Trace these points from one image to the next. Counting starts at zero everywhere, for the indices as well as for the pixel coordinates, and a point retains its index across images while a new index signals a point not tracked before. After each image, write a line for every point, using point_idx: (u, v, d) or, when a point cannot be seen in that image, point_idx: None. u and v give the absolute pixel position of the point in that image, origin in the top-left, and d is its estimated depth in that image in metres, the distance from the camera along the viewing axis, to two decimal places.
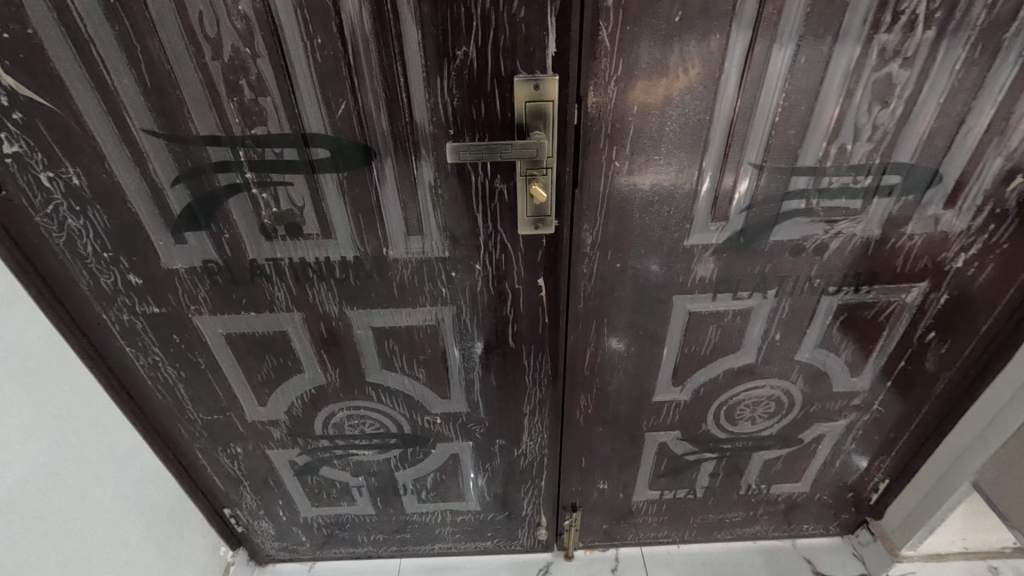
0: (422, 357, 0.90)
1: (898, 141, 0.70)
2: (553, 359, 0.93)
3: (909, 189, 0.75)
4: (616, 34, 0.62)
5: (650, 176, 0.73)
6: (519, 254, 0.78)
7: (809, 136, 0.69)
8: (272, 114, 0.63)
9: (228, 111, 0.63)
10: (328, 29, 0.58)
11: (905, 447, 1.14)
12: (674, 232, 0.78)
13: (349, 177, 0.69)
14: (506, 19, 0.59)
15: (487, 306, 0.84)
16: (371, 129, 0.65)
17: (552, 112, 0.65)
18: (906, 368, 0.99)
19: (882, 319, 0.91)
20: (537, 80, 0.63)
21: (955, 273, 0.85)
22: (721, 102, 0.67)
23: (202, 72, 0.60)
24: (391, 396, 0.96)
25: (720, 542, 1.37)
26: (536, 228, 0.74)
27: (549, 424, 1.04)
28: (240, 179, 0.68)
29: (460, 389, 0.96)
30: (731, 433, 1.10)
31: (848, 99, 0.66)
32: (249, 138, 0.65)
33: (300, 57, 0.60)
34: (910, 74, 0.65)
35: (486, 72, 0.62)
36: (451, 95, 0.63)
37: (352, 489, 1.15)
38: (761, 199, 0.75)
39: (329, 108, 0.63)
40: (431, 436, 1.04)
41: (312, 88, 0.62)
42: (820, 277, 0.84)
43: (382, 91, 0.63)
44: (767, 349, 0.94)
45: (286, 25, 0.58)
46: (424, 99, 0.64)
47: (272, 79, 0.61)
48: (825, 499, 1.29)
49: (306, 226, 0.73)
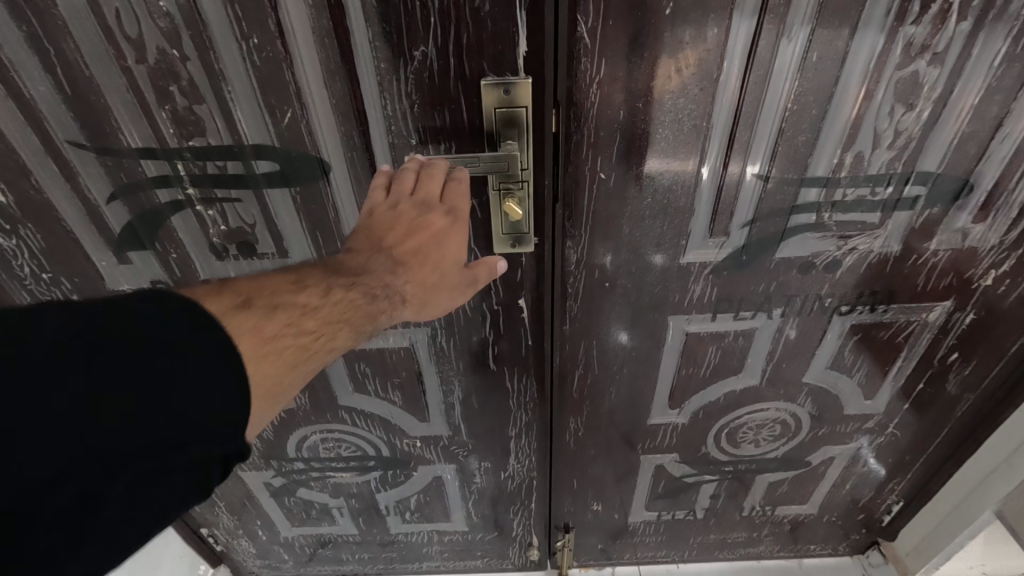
0: (396, 381, 0.85)
1: (924, 148, 0.62)
2: (539, 382, 0.86)
3: (935, 201, 0.66)
4: (598, 29, 0.54)
5: (640, 189, 0.65)
6: (497, 274, 0.71)
7: (821, 143, 0.61)
8: (210, 124, 0.56)
9: (161, 121, 0.56)
10: (265, 27, 0.51)
11: (922, 470, 1.06)
12: (668, 248, 0.70)
13: (302, 192, 0.61)
14: (468, 13, 0.51)
15: (463, 327, 0.78)
16: (323, 140, 0.58)
17: (527, 119, 0.57)
18: (926, 390, 0.91)
19: (899, 339, 0.83)
20: (508, 83, 0.55)
21: (983, 291, 0.77)
22: (721, 105, 0.59)
23: (127, 78, 0.53)
24: (366, 419, 0.91)
25: (722, 562, 1.30)
26: (513, 247, 0.67)
27: (537, 447, 0.97)
28: (182, 195, 0.62)
29: (440, 412, 0.90)
30: (733, 455, 1.02)
31: (867, 101, 0.58)
32: (187, 151, 0.58)
33: (235, 59, 0.53)
34: (940, 71, 0.56)
35: (450, 74, 0.55)
36: (410, 101, 0.56)
37: (332, 509, 1.10)
38: (766, 213, 0.67)
39: (273, 117, 0.56)
40: (412, 458, 0.98)
41: (252, 94, 0.55)
42: (831, 296, 0.76)
43: (333, 97, 0.55)
44: (773, 371, 0.87)
45: (216, 23, 0.51)
46: (380, 106, 0.56)
47: (205, 84, 0.54)
48: (834, 521, 1.22)
49: (259, 245, 0.66)
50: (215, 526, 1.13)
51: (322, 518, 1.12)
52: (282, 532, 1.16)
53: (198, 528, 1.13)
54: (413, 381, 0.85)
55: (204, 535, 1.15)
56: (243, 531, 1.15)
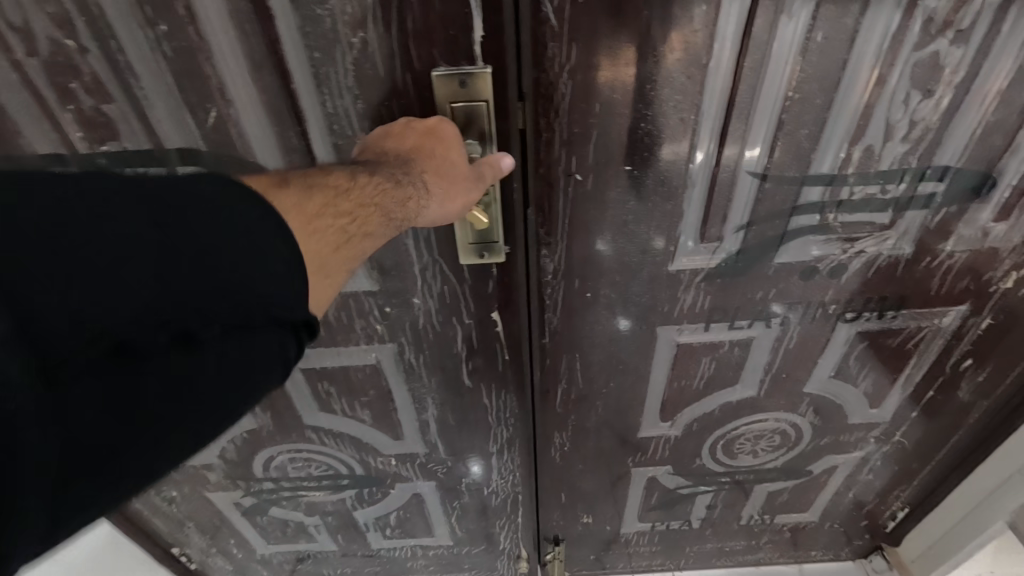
0: (363, 400, 0.79)
1: (943, 140, 0.54)
2: (520, 399, 0.80)
3: (953, 199, 0.59)
4: (566, 9, 0.47)
5: (622, 190, 0.58)
6: (466, 286, 0.64)
7: (827, 137, 0.54)
8: (122, 125, 0.50)
9: (66, 123, 0.49)
10: (174, 12, 0.45)
11: (929, 477, 1.01)
12: (656, 255, 0.63)
13: None
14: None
15: (433, 343, 0.71)
16: (257, 142, 0.51)
17: (489, 115, 0.50)
18: (935, 398, 0.85)
19: (909, 346, 0.76)
20: (463, 73, 0.48)
21: (1002, 295, 0.70)
22: (713, 94, 0.51)
23: (19, 74, 0.46)
24: (335, 438, 0.85)
25: (720, 569, 1.25)
26: (483, 257, 0.60)
27: (522, 463, 0.91)
28: None
29: (414, 429, 0.84)
30: (729, 466, 0.96)
31: (880, 88, 0.51)
32: (102, 157, 0.51)
33: (143, 50, 0.46)
34: (964, 52, 0.49)
35: (395, 64, 0.48)
36: (353, 96, 0.49)
37: (309, 527, 1.05)
38: (765, 215, 0.60)
39: (196, 116, 0.50)
40: (388, 476, 0.93)
41: (167, 90, 0.48)
42: (834, 303, 0.69)
43: (262, 91, 0.49)
44: (772, 381, 0.80)
45: (115, 9, 0.44)
46: (320, 102, 0.50)
47: (111, 79, 0.47)
48: (836, 527, 1.16)
49: None
50: (189, 544, 1.04)
51: (298, 535, 1.07)
52: (257, 549, 1.11)
53: (171, 547, 1.04)
54: (383, 400, 0.79)
55: (178, 553, 1.05)
56: (216, 549, 1.08)
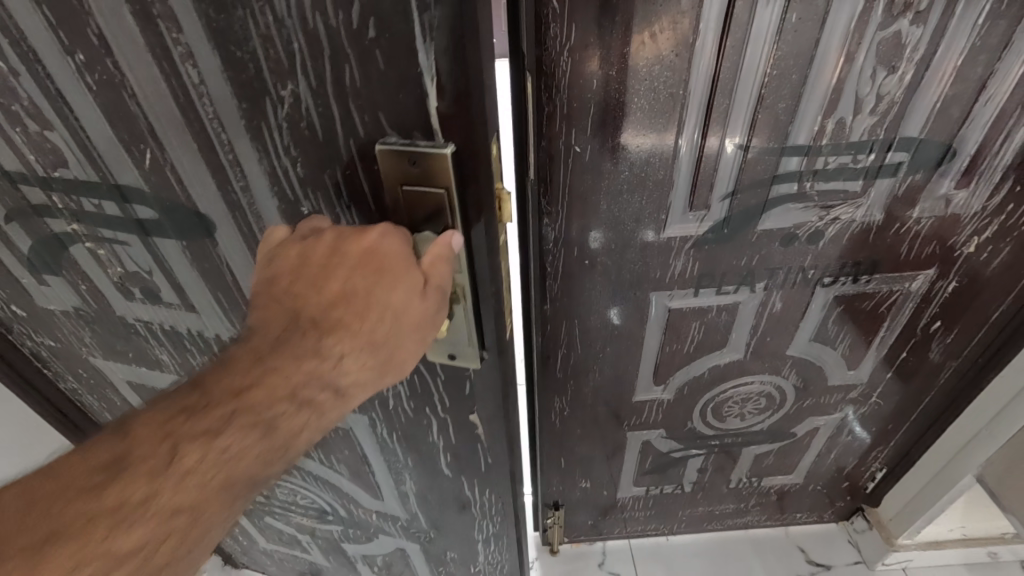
0: (339, 456, 0.81)
1: (907, 113, 0.60)
2: (508, 496, 0.76)
3: (919, 166, 0.65)
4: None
5: (618, 161, 0.63)
6: (439, 380, 0.60)
7: (803, 109, 0.59)
8: (67, 153, 0.46)
9: (19, 143, 0.47)
10: (87, 39, 0.38)
11: (904, 438, 1.08)
12: (648, 223, 0.68)
13: (191, 247, 0.53)
14: (350, 45, 0.36)
15: (405, 425, 0.68)
16: (200, 193, 0.47)
17: (452, 205, 0.42)
18: (908, 359, 0.91)
19: (883, 309, 0.82)
20: (416, 152, 0.40)
21: (966, 258, 0.76)
22: (700, 71, 0.56)
23: None
24: (315, 479, 0.90)
25: (710, 532, 1.33)
26: (449, 357, 0.55)
27: (508, 555, 0.91)
28: (70, 228, 0.54)
29: (395, 498, 0.85)
30: (718, 429, 1.03)
31: (850, 64, 0.56)
32: (59, 184, 0.49)
33: (68, 80, 0.41)
34: (923, 30, 0.54)
35: (333, 127, 0.40)
36: (289, 156, 0.43)
37: (303, 541, 1.10)
38: (748, 184, 0.65)
39: (133, 157, 0.45)
40: (370, 525, 0.96)
41: (101, 128, 0.43)
42: (814, 268, 0.75)
43: (195, 139, 0.43)
44: (757, 345, 0.86)
45: (35, 36, 0.39)
46: (258, 160, 0.43)
47: (46, 106, 0.43)
48: (819, 489, 1.23)
49: (163, 290, 0.60)
50: None
51: (294, 544, 1.12)
52: (260, 542, 1.16)
53: None
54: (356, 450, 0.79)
55: None
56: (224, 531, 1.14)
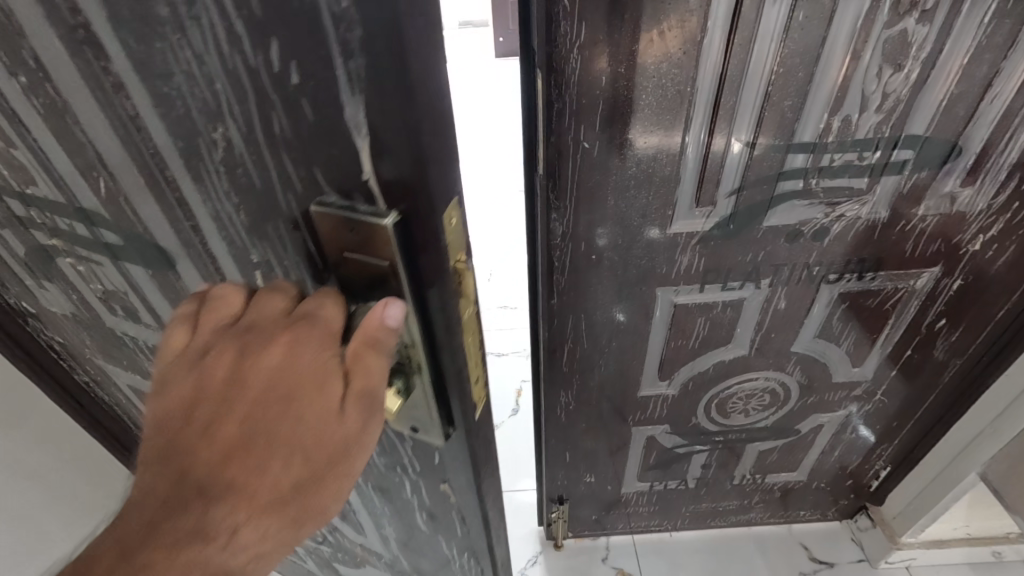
0: None
1: (912, 111, 0.60)
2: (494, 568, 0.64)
3: (924, 164, 0.65)
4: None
5: (626, 156, 0.63)
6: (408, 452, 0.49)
7: (809, 107, 0.60)
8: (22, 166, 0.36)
9: None
10: (23, 61, 0.29)
11: (908, 436, 1.08)
12: (655, 219, 0.69)
13: (161, 280, 0.42)
14: (276, 93, 0.26)
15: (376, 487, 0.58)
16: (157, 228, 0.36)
17: (401, 277, 0.32)
18: (912, 357, 0.91)
19: (888, 306, 0.83)
20: (353, 215, 0.30)
21: (971, 256, 0.76)
22: (707, 70, 0.57)
23: None
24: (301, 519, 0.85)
25: (714, 528, 1.34)
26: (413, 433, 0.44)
27: None
28: (45, 237, 0.45)
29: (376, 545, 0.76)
30: (723, 425, 1.03)
31: (856, 62, 0.56)
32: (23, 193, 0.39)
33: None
34: (929, 29, 0.55)
35: (270, 178, 0.30)
36: (232, 204, 0.33)
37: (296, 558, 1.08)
38: (753, 180, 0.66)
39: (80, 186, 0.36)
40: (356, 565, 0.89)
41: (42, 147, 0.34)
42: (819, 264, 0.76)
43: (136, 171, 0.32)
44: (762, 341, 0.87)
45: None
46: (201, 204, 0.33)
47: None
48: (823, 487, 1.24)
49: (144, 316, 0.49)
50: None
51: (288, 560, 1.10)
52: None
53: None
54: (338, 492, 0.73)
55: None
56: None
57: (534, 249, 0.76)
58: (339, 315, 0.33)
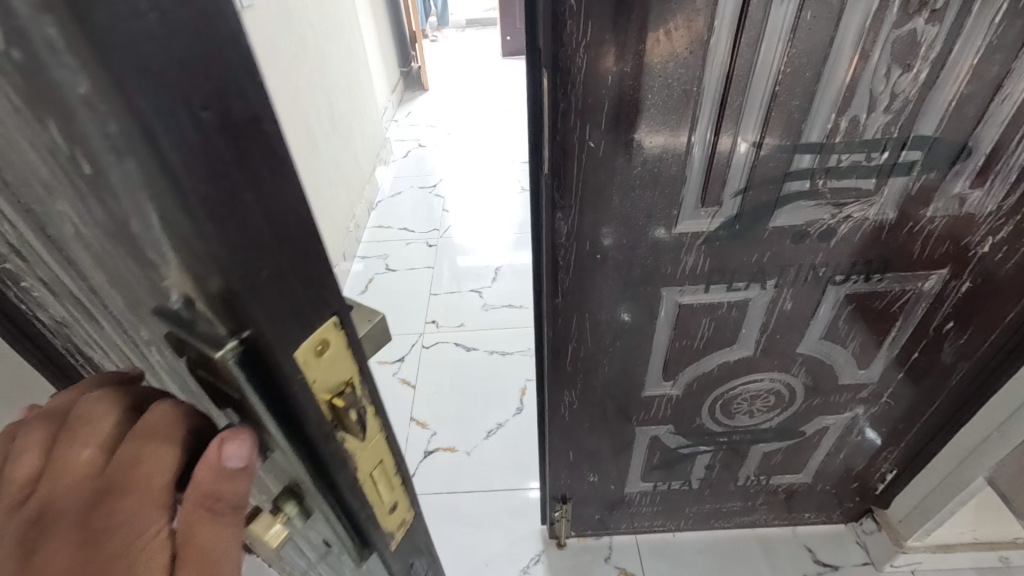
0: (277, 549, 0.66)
1: (922, 111, 0.60)
2: None
3: (932, 165, 0.65)
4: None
5: (632, 156, 0.63)
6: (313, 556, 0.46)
7: (816, 107, 0.59)
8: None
9: None
10: None
11: (914, 439, 1.07)
12: (660, 219, 0.69)
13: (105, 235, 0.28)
14: (89, 174, 0.25)
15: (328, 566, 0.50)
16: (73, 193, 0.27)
17: (254, 402, 0.31)
18: (919, 359, 0.91)
19: (895, 308, 0.82)
20: (192, 345, 0.29)
21: (980, 258, 0.75)
22: (713, 70, 0.57)
23: None
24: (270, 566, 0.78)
25: (718, 529, 1.34)
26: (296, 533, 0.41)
27: None
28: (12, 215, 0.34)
29: None
30: (727, 426, 1.03)
31: (865, 62, 0.56)
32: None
33: None
34: (939, 29, 0.54)
35: (121, 258, 0.28)
36: (102, 253, 0.29)
37: None
38: (760, 180, 0.66)
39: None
40: None
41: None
42: (825, 266, 0.75)
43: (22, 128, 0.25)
44: (767, 342, 0.87)
45: None
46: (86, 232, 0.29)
47: None
48: (828, 489, 1.23)
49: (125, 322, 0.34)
50: None
51: None
52: None
53: None
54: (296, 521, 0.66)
55: None
56: None
57: (539, 248, 0.76)
58: (169, 464, 0.32)
